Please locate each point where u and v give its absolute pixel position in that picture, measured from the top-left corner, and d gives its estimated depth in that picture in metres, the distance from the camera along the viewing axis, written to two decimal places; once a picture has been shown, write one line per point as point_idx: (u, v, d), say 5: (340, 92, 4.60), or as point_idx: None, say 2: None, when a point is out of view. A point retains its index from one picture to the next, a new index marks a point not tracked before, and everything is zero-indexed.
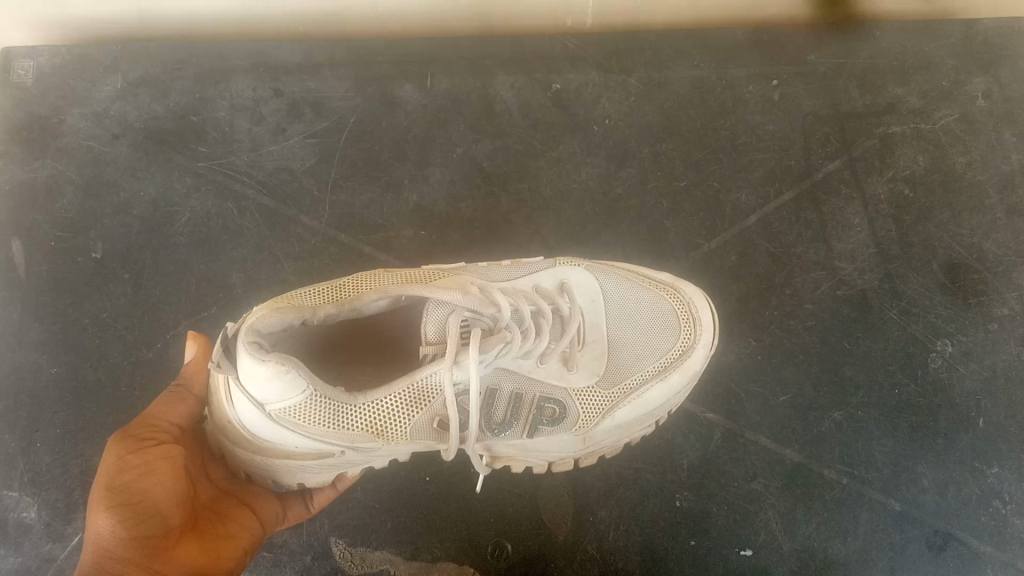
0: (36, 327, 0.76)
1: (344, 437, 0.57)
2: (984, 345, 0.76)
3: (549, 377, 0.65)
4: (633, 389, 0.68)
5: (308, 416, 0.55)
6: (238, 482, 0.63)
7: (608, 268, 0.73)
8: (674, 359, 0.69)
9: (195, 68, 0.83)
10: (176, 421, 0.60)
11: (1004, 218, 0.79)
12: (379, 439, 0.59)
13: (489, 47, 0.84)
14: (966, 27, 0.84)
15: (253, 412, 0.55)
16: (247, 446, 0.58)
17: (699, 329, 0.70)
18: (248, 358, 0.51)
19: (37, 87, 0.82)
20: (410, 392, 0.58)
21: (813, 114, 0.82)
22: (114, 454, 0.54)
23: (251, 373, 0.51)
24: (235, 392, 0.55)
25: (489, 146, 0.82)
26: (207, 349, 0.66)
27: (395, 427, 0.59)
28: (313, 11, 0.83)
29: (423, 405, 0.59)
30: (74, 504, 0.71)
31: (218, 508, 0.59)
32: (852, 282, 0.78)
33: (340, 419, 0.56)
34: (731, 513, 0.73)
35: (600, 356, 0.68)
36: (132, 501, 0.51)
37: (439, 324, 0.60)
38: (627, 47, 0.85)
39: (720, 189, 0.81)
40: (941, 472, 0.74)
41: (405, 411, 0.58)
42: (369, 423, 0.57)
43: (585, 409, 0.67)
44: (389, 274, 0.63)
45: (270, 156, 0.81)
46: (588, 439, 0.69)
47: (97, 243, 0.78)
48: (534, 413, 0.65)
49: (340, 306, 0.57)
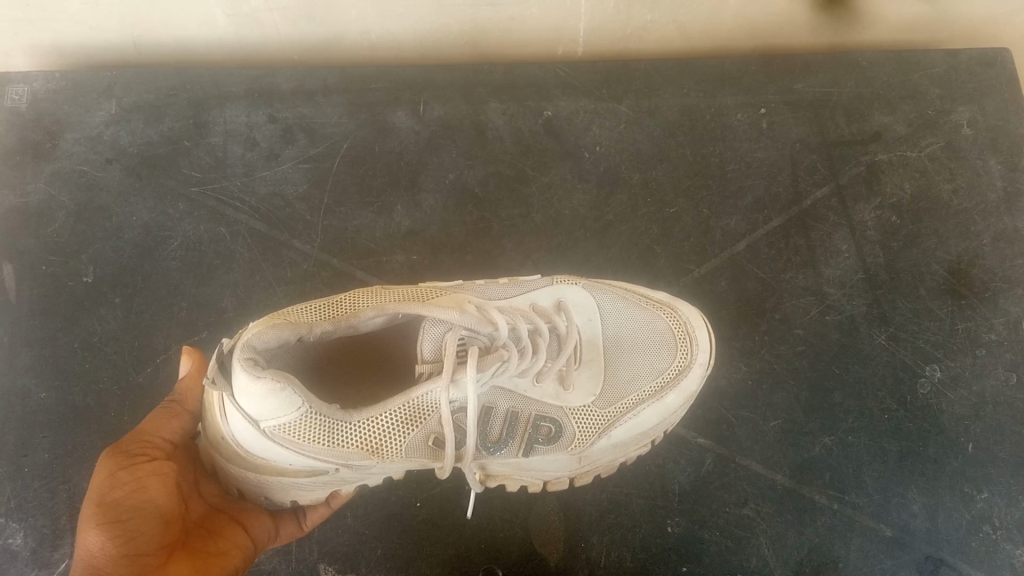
0: (26, 351, 0.75)
1: (340, 455, 0.57)
2: (972, 370, 0.77)
3: (544, 396, 0.66)
4: (628, 408, 0.68)
5: (304, 433, 0.55)
6: (231, 499, 0.63)
7: (604, 287, 0.73)
8: (669, 378, 0.69)
9: (189, 94, 0.84)
10: (169, 436, 0.60)
11: (990, 244, 0.80)
12: (375, 457, 0.59)
13: (481, 75, 0.85)
14: (950, 58, 0.85)
15: (248, 429, 0.55)
16: (240, 463, 0.58)
17: (695, 348, 0.71)
18: (243, 373, 0.51)
19: (32, 111, 0.82)
20: (406, 409, 0.58)
21: (801, 142, 0.84)
22: (105, 469, 0.53)
23: (246, 390, 0.51)
24: (230, 409, 0.55)
25: (481, 172, 0.83)
26: (202, 365, 0.65)
27: (391, 445, 0.59)
28: (307, 41, 0.84)
29: (419, 423, 0.59)
30: (62, 530, 0.71)
31: (209, 526, 0.58)
32: (840, 307, 0.79)
33: (335, 436, 0.56)
34: (722, 538, 0.73)
35: (597, 373, 0.68)
36: (122, 518, 0.51)
37: (435, 342, 0.61)
38: (617, 76, 0.86)
39: (710, 215, 0.82)
40: (931, 498, 0.74)
41: (400, 429, 0.58)
42: (364, 441, 0.57)
43: (580, 429, 0.67)
44: (386, 292, 0.64)
45: (263, 181, 0.82)
46: (583, 458, 0.69)
47: (89, 267, 0.78)
48: (528, 432, 0.66)
49: (337, 323, 0.57)
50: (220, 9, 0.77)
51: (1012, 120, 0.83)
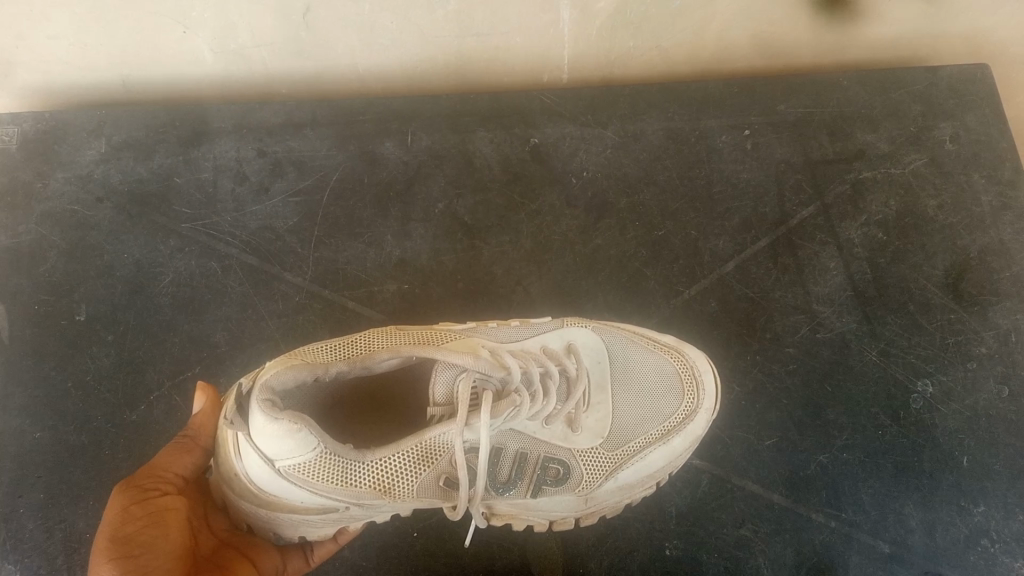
0: (19, 391, 0.76)
1: (352, 495, 0.58)
2: (964, 384, 0.77)
3: (553, 437, 0.67)
4: (635, 451, 0.69)
5: (317, 473, 0.56)
6: (240, 534, 0.63)
7: (613, 327, 0.74)
8: (677, 422, 0.70)
9: (179, 130, 0.84)
10: (182, 471, 0.59)
11: (977, 258, 0.80)
12: (386, 497, 0.59)
13: (468, 104, 0.86)
14: (929, 75, 0.86)
15: (262, 467, 0.55)
16: (252, 499, 0.58)
17: (701, 394, 0.71)
18: (261, 414, 0.52)
19: (21, 152, 0.82)
20: (417, 450, 0.59)
21: (785, 162, 0.84)
22: (118, 504, 0.53)
23: (263, 430, 0.53)
24: (246, 448, 0.55)
25: (470, 200, 0.83)
26: (215, 400, 0.64)
27: (402, 485, 0.59)
28: (294, 76, 0.84)
29: (430, 464, 0.60)
30: (57, 571, 0.70)
31: (219, 561, 0.58)
32: (830, 325, 0.79)
33: (348, 477, 0.57)
34: (721, 560, 0.73)
35: (605, 417, 0.69)
36: (135, 553, 0.51)
37: (447, 385, 0.62)
38: (603, 101, 0.87)
39: (698, 237, 0.82)
40: (928, 513, 0.74)
41: (411, 470, 0.59)
42: (376, 481, 0.58)
43: (587, 470, 0.68)
44: (399, 336, 0.65)
45: (254, 215, 0.82)
46: (589, 499, 0.69)
47: (81, 305, 0.78)
48: (537, 473, 0.66)
49: (352, 364, 0.57)
50: (207, 46, 0.77)
51: (993, 134, 0.84)
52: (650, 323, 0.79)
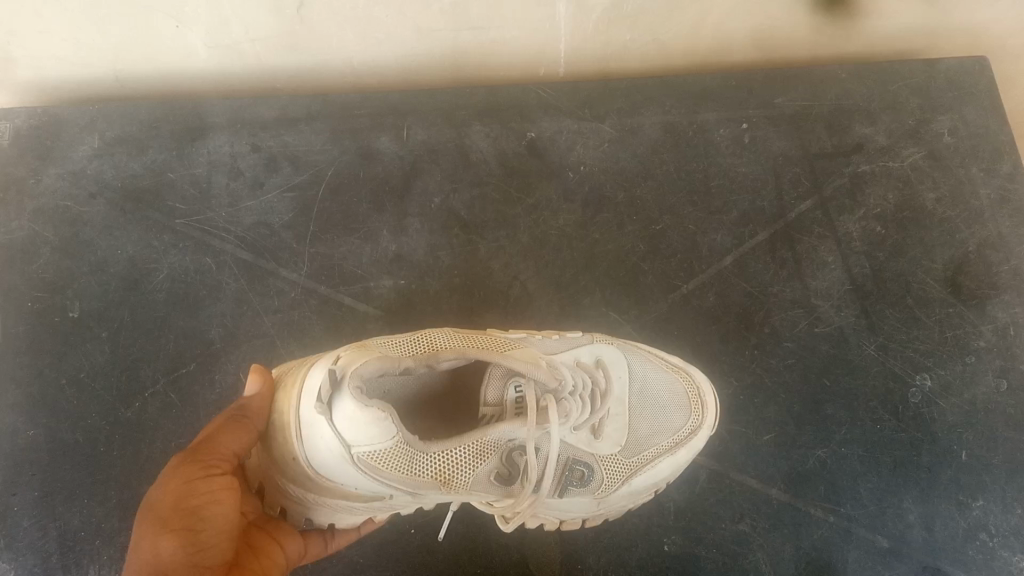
0: (13, 389, 0.75)
1: (412, 485, 0.57)
2: (962, 378, 0.77)
3: (578, 442, 0.67)
4: (646, 461, 0.70)
5: (385, 463, 0.55)
6: (270, 516, 0.62)
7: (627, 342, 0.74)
8: (684, 435, 0.71)
9: (173, 126, 0.83)
10: (238, 449, 0.56)
11: (976, 251, 0.80)
12: (444, 489, 0.58)
13: (465, 98, 0.86)
14: (927, 68, 0.86)
15: (332, 452, 0.55)
16: (303, 483, 0.59)
17: (705, 411, 0.72)
18: (351, 401, 0.52)
19: (13, 148, 0.82)
20: (476, 446, 0.58)
21: (783, 156, 0.84)
22: (181, 476, 0.51)
23: (351, 418, 0.52)
24: (317, 431, 0.55)
25: (467, 195, 0.83)
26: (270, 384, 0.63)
27: (461, 477, 0.58)
28: (289, 71, 0.84)
29: (487, 457, 0.59)
30: (51, 570, 0.70)
31: (252, 541, 0.57)
32: (829, 319, 0.79)
33: (413, 468, 0.56)
34: (720, 556, 0.73)
35: (623, 427, 0.70)
36: (198, 527, 0.49)
37: (501, 388, 0.62)
38: (600, 96, 0.86)
39: (696, 231, 0.82)
40: (927, 507, 0.74)
41: (469, 463, 0.58)
42: (438, 472, 0.57)
43: (607, 474, 0.68)
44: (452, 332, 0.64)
45: (248, 211, 0.81)
46: (602, 502, 0.70)
47: (74, 302, 0.78)
48: (564, 475, 0.66)
49: (427, 362, 0.58)
50: (201, 41, 0.77)
51: (991, 127, 0.84)
52: (648, 318, 0.79)
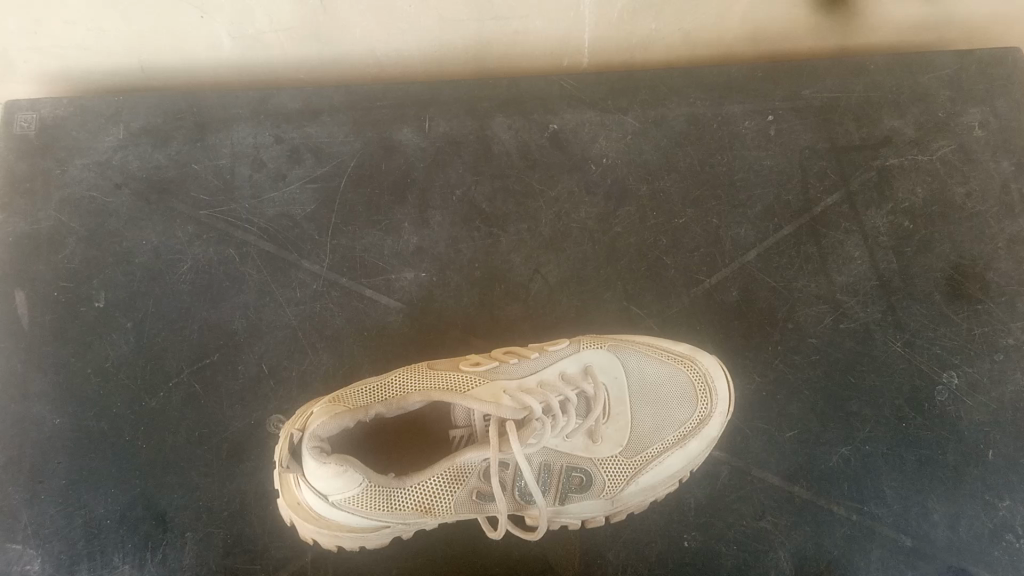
0: (40, 378, 0.76)
1: (399, 514, 0.65)
2: (990, 376, 0.76)
3: (574, 449, 0.71)
4: (654, 455, 0.72)
5: (367, 500, 0.64)
6: None
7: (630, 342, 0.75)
8: (691, 427, 0.73)
9: (196, 116, 0.83)
10: None
11: (1006, 248, 0.79)
12: (428, 515, 0.66)
13: (486, 89, 0.83)
14: (960, 58, 0.83)
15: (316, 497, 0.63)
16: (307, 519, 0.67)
17: (714, 399, 0.73)
18: (313, 460, 0.59)
19: (39, 139, 0.80)
20: (449, 472, 0.65)
21: (810, 149, 0.82)
22: None
23: (316, 471, 0.60)
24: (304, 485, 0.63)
25: (489, 187, 0.82)
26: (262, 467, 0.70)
27: (441, 503, 0.66)
28: (312, 61, 0.83)
29: (461, 484, 0.66)
30: (78, 555, 0.72)
31: None
32: (854, 315, 0.78)
33: (392, 499, 0.64)
34: (740, 552, 0.72)
35: (624, 426, 0.73)
36: None
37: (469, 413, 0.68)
38: (623, 87, 0.84)
39: (720, 225, 0.81)
40: (952, 507, 0.73)
41: (445, 489, 0.66)
42: (418, 501, 0.65)
43: (608, 476, 0.72)
44: (429, 372, 0.70)
45: (271, 202, 0.81)
46: (615, 499, 0.72)
47: (100, 292, 0.79)
48: (561, 483, 0.70)
49: (389, 405, 0.63)
50: (225, 31, 0.77)
51: None
52: (669, 312, 0.79)
